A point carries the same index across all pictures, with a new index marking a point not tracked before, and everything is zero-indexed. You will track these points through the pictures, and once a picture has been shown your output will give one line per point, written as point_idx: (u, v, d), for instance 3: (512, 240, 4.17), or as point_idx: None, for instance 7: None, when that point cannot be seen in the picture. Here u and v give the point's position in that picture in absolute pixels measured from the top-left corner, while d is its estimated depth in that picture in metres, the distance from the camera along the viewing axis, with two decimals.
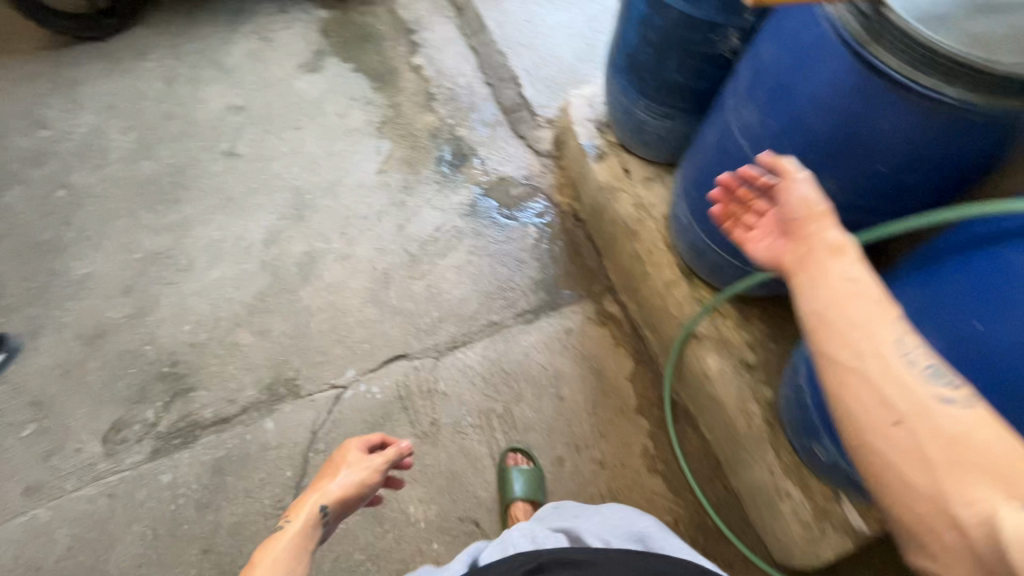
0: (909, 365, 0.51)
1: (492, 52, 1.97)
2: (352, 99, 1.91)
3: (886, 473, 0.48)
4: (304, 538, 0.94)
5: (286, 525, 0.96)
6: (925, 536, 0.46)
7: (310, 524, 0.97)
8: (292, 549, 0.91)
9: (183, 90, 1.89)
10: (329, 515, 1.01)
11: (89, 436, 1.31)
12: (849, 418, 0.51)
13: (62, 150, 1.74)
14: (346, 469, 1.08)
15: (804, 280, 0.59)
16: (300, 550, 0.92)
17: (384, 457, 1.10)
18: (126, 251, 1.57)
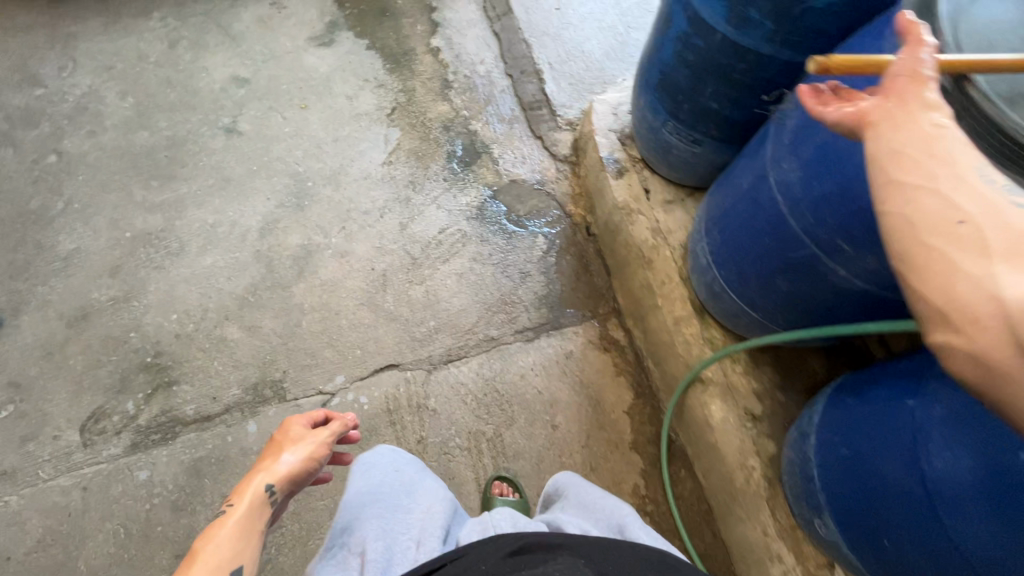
0: (984, 178, 0.42)
1: (516, 41, 1.84)
2: (363, 79, 1.80)
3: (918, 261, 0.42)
4: (250, 521, 0.89)
5: (230, 509, 0.91)
6: (956, 321, 0.40)
7: (258, 506, 0.92)
8: (239, 533, 0.87)
9: (186, 55, 1.78)
10: (277, 495, 0.96)
11: (67, 423, 1.27)
12: (901, 220, 0.43)
13: (56, 112, 1.66)
14: (292, 447, 1.02)
15: (891, 119, 0.47)
16: (247, 533, 0.88)
17: (329, 431, 1.06)
18: (115, 229, 1.50)
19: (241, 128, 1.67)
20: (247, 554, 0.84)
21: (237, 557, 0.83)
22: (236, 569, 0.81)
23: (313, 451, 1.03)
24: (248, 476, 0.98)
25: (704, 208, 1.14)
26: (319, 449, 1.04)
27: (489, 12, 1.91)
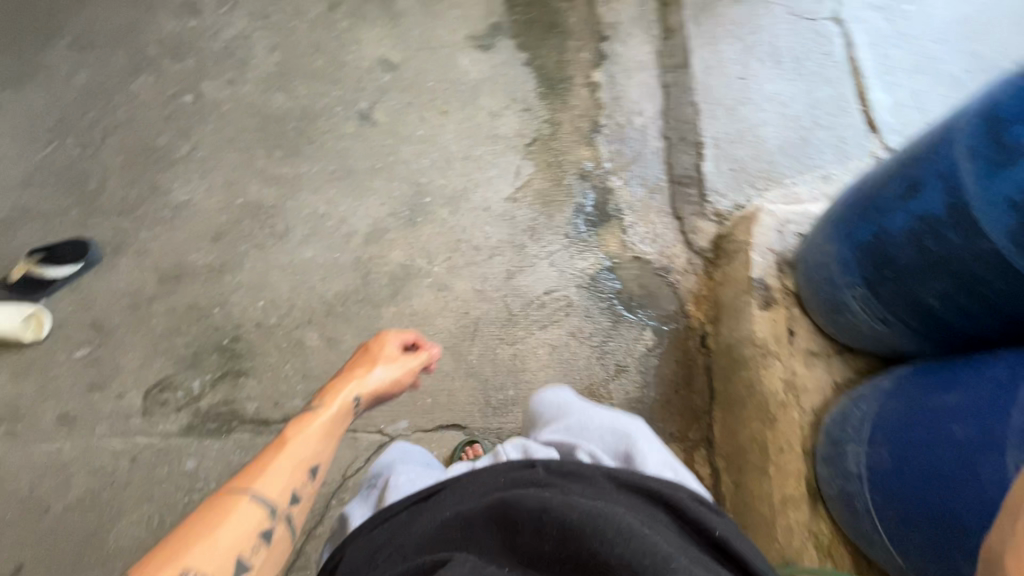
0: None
1: (684, 102, 1.66)
2: (511, 97, 1.66)
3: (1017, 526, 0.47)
4: (333, 426, 0.86)
5: (318, 408, 0.86)
6: None
7: (345, 415, 0.88)
8: (324, 435, 0.83)
9: (342, 21, 1.69)
10: (362, 406, 0.91)
11: (133, 384, 1.25)
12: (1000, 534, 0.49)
13: (204, 49, 1.61)
14: (388, 364, 0.97)
15: None
16: (331, 435, 0.84)
17: (419, 360, 1.01)
18: (229, 193, 1.45)
19: (375, 117, 1.58)
20: (324, 459, 0.82)
21: (316, 457, 0.81)
22: (315, 467, 0.81)
23: (405, 373, 0.98)
24: (340, 378, 0.93)
25: (872, 407, 0.95)
26: (409, 374, 0.99)
27: (663, 60, 1.73)
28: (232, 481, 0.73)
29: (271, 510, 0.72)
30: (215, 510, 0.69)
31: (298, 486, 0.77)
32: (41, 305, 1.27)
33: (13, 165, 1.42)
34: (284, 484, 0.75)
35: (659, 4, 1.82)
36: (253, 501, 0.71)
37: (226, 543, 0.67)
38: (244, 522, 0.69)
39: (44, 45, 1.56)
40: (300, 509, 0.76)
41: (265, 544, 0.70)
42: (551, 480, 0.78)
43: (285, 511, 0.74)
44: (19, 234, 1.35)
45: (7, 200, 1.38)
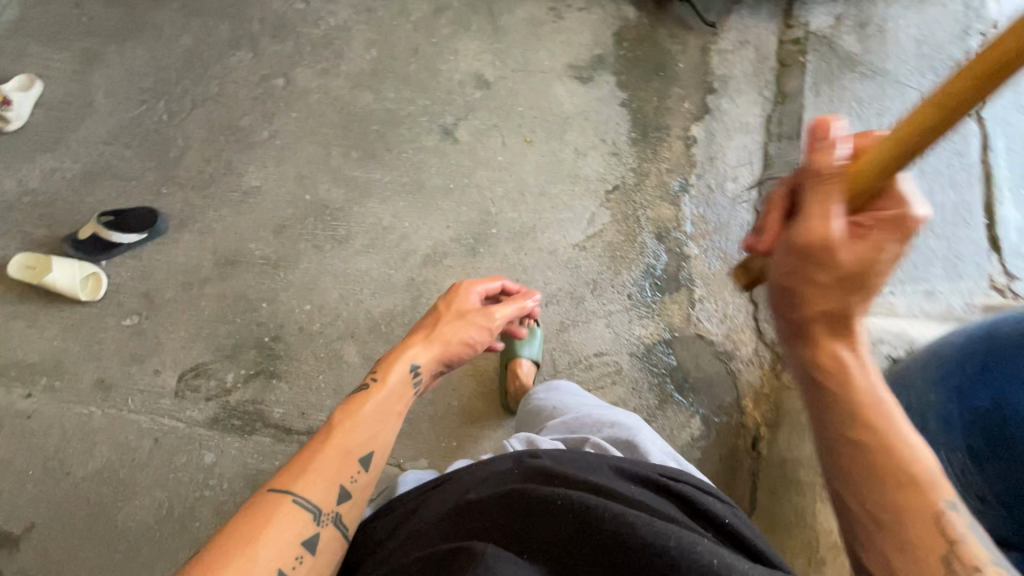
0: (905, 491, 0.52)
1: (784, 176, 1.53)
2: (600, 137, 1.57)
3: (870, 526, 0.51)
4: (394, 400, 0.87)
5: (373, 385, 0.87)
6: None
7: (404, 384, 0.90)
8: (384, 402, 0.85)
9: (444, 29, 1.64)
10: (423, 374, 0.94)
11: (172, 364, 1.25)
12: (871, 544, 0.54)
13: (304, 34, 1.59)
14: (455, 327, 1.00)
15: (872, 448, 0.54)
16: (384, 415, 0.84)
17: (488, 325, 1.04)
18: (299, 187, 1.43)
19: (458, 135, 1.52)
20: (377, 444, 0.80)
21: (365, 443, 0.78)
22: (367, 457, 0.78)
23: (477, 336, 1.03)
24: (397, 349, 0.95)
25: None
26: (483, 336, 1.04)
27: (771, 126, 1.60)
28: (278, 478, 0.72)
29: (316, 511, 0.70)
30: (256, 513, 0.68)
31: (345, 481, 0.74)
32: (99, 268, 1.29)
33: (104, 120, 1.44)
34: (331, 479, 0.73)
35: (778, 64, 1.68)
36: (293, 502, 0.69)
37: (268, 554, 0.65)
38: (288, 528, 0.67)
39: (155, 4, 1.57)
40: (348, 508, 0.73)
41: (311, 549, 0.68)
42: (562, 470, 0.71)
43: (330, 513, 0.71)
44: (95, 190, 1.37)
45: (91, 154, 1.40)
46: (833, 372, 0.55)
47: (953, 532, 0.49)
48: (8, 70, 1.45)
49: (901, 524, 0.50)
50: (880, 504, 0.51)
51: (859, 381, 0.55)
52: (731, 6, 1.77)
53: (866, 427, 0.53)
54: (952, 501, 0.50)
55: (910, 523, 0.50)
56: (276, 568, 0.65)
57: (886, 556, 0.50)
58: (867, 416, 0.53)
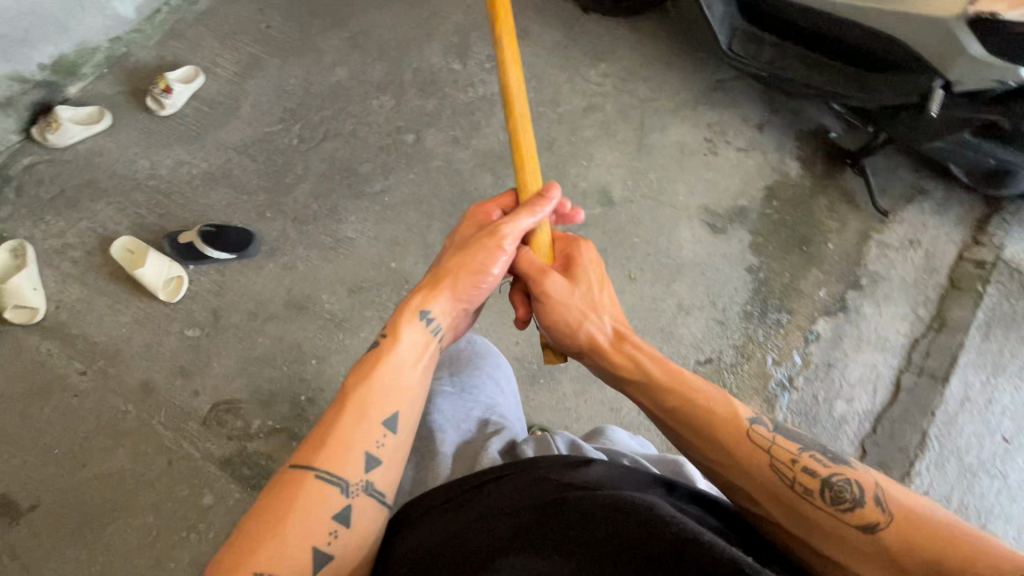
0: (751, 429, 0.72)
1: (909, 420, 1.29)
2: (710, 298, 1.42)
3: (731, 482, 0.70)
4: (406, 357, 0.75)
5: (384, 344, 0.75)
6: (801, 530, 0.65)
7: (420, 340, 0.78)
8: (388, 368, 0.74)
9: (587, 130, 1.56)
10: (439, 319, 0.80)
11: (210, 391, 1.26)
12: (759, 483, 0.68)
13: (450, 96, 1.57)
14: (457, 262, 0.83)
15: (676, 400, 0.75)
16: (401, 372, 0.74)
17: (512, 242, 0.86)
18: (388, 252, 1.40)
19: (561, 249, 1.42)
20: (403, 401, 0.72)
21: (389, 405, 0.71)
22: (390, 418, 0.71)
23: (487, 262, 0.83)
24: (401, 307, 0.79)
25: None
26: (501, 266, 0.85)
27: (913, 353, 1.36)
28: (297, 452, 0.67)
29: (342, 484, 0.66)
30: (280, 497, 0.64)
31: (369, 447, 0.69)
32: (185, 274, 1.32)
33: (242, 127, 1.49)
34: (356, 449, 0.68)
35: (947, 283, 1.43)
36: (318, 477, 0.65)
37: (299, 535, 0.63)
38: (319, 505, 0.65)
39: (327, 29, 1.62)
40: (382, 476, 0.69)
41: (345, 522, 0.66)
42: (604, 479, 0.66)
43: (359, 482, 0.67)
44: (210, 195, 1.42)
45: (220, 158, 1.46)
46: (644, 377, 0.79)
47: (765, 443, 0.70)
48: (182, 57, 1.55)
49: (743, 465, 0.69)
50: (714, 451, 0.71)
51: (658, 376, 0.78)
52: (912, 195, 1.53)
53: (682, 407, 0.75)
54: (752, 419, 0.73)
55: (752, 467, 0.69)
56: (311, 548, 0.63)
57: (749, 490, 0.68)
58: (672, 399, 0.76)
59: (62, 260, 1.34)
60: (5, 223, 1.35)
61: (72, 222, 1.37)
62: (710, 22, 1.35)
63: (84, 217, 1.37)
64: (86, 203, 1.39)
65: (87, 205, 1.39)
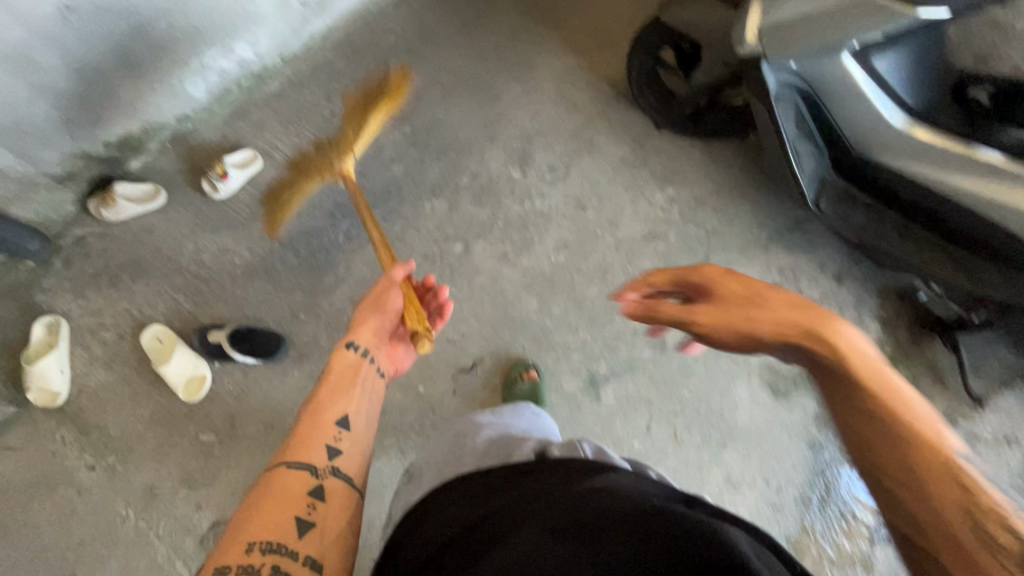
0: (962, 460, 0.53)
1: None
2: (762, 474, 1.28)
3: (896, 485, 0.54)
4: (346, 380, 0.97)
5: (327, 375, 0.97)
6: None
7: (353, 363, 0.99)
8: (334, 384, 0.95)
9: (645, 260, 1.46)
10: (367, 345, 1.02)
11: (215, 507, 1.20)
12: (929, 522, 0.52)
13: (505, 206, 1.50)
14: (360, 313, 1.05)
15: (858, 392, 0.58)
16: (345, 385, 0.96)
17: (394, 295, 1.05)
18: (418, 374, 1.32)
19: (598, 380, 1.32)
20: (351, 407, 0.93)
21: (337, 409, 0.91)
22: (342, 420, 0.90)
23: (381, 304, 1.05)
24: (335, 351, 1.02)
25: None
26: (395, 304, 1.05)
27: None
28: (277, 455, 0.84)
29: (312, 468, 0.82)
30: (265, 490, 0.78)
31: (331, 441, 0.86)
32: (208, 374, 1.27)
33: (291, 218, 1.46)
34: (320, 444, 0.85)
35: None
36: (296, 467, 0.81)
37: (280, 513, 0.75)
38: (296, 486, 0.79)
39: (390, 121, 1.59)
40: (346, 461, 0.86)
41: (320, 497, 0.80)
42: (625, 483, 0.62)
43: (324, 467, 0.83)
44: (248, 288, 1.39)
45: (263, 248, 1.43)
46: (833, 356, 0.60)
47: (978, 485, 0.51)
48: (245, 138, 1.54)
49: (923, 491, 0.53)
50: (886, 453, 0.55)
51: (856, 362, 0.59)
52: (1011, 380, 1.35)
53: (874, 409, 0.57)
54: (963, 453, 0.54)
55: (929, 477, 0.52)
56: (294, 518, 0.76)
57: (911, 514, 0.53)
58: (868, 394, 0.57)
59: (94, 341, 1.32)
60: (46, 295, 1.34)
61: (110, 301, 1.35)
62: (795, 175, 1.20)
63: (122, 297, 1.36)
64: (127, 282, 1.37)
65: (128, 284, 1.37)
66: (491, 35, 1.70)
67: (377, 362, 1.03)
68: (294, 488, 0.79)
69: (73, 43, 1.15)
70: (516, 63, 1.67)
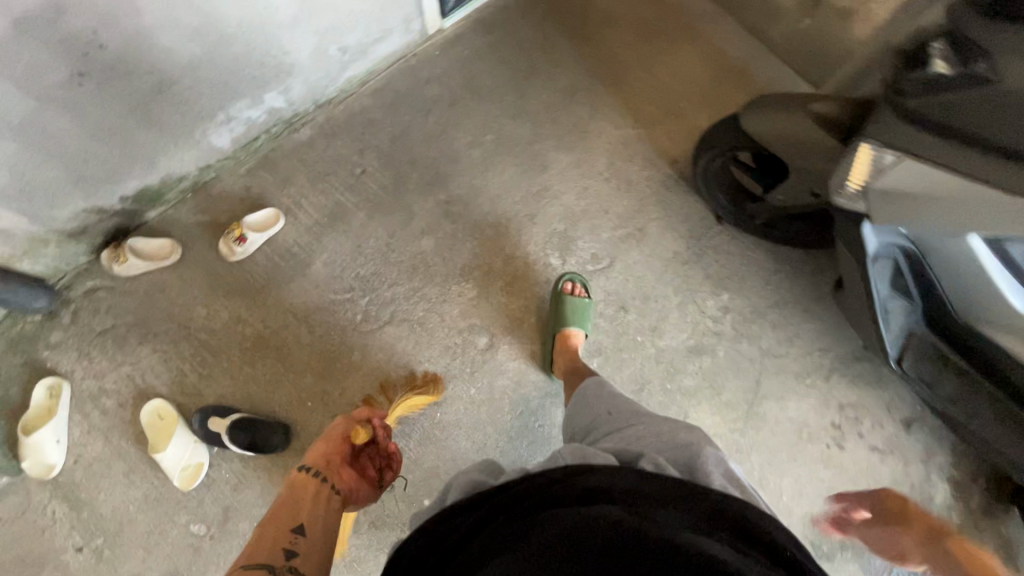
0: None
1: None
2: None
3: None
4: (297, 498, 0.95)
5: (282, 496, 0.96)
6: None
7: (302, 481, 0.99)
8: (290, 503, 0.93)
9: (687, 377, 1.31)
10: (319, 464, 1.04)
11: None
12: None
13: (539, 298, 1.37)
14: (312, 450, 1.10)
15: None
16: (301, 498, 0.95)
17: (340, 427, 1.12)
18: (425, 484, 1.23)
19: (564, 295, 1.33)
20: (309, 517, 0.91)
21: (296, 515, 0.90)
22: (300, 527, 0.88)
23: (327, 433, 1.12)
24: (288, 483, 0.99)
25: None
26: (340, 429, 1.13)
27: None
28: (241, 559, 0.79)
29: (273, 568, 0.78)
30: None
31: (286, 545, 0.83)
32: (206, 461, 1.20)
33: (309, 289, 1.36)
34: (274, 547, 0.82)
35: None
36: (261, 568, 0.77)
37: None
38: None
39: (425, 186, 1.45)
40: (304, 561, 0.82)
41: None
42: (596, 487, 0.66)
43: (282, 564, 0.79)
44: (257, 364, 1.30)
45: (277, 321, 1.33)
46: None
47: None
48: (269, 191, 1.43)
49: None
50: None
51: None
52: None
53: None
54: None
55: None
56: None
57: None
58: None
59: (94, 407, 1.26)
60: (52, 351, 1.29)
61: (114, 364, 1.29)
62: (879, 333, 1.05)
63: (127, 361, 1.29)
64: (133, 344, 1.30)
65: (134, 347, 1.30)
66: (544, 94, 1.54)
67: (332, 482, 1.01)
68: None
69: (88, 108, 1.06)
70: (568, 128, 1.51)
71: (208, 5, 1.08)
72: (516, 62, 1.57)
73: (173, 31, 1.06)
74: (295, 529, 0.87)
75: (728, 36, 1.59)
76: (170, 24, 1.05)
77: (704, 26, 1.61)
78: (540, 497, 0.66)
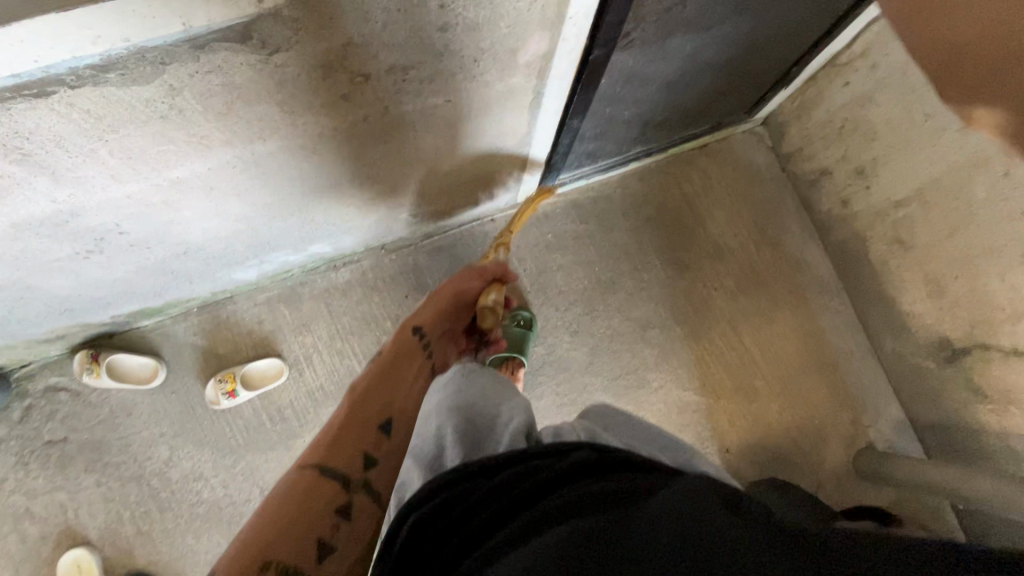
0: None
1: None
2: None
3: None
4: (395, 372, 0.79)
5: (380, 367, 0.80)
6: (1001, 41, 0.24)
7: (408, 350, 0.83)
8: (386, 382, 0.77)
9: None
10: (432, 327, 0.87)
11: None
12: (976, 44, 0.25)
13: None
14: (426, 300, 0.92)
15: None
16: (399, 377, 0.79)
17: (477, 282, 0.95)
18: None
19: (516, 320, 1.28)
20: (399, 409, 0.74)
21: (386, 407, 0.73)
22: (387, 422, 0.71)
23: (458, 287, 0.94)
24: (397, 339, 0.85)
25: None
26: (471, 287, 0.95)
27: None
28: (318, 452, 0.65)
29: (346, 478, 0.63)
30: (289, 493, 0.60)
31: (367, 450, 0.67)
32: None
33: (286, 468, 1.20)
34: (354, 449, 0.66)
35: None
36: (328, 474, 0.62)
37: (297, 536, 0.56)
38: (319, 494, 0.60)
39: None
40: (379, 472, 0.65)
41: (347, 516, 0.60)
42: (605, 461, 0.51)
43: (358, 476, 0.64)
44: (201, 537, 1.16)
45: (239, 494, 1.18)
46: None
47: None
48: (281, 332, 1.25)
49: None
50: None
51: None
52: None
53: None
54: None
55: None
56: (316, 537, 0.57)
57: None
58: None
59: (13, 529, 1.13)
60: None
61: (49, 486, 1.14)
62: None
63: (64, 487, 1.15)
64: (77, 469, 1.15)
65: (76, 472, 1.15)
66: (615, 318, 1.36)
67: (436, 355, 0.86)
68: (317, 496, 0.60)
69: (89, 269, 0.88)
70: (626, 370, 1.34)
71: (264, 196, 0.87)
72: (599, 267, 1.38)
73: (214, 216, 0.87)
74: (382, 422, 0.71)
75: (837, 320, 1.39)
76: (211, 212, 0.85)
77: (816, 297, 1.40)
78: (571, 467, 0.50)
